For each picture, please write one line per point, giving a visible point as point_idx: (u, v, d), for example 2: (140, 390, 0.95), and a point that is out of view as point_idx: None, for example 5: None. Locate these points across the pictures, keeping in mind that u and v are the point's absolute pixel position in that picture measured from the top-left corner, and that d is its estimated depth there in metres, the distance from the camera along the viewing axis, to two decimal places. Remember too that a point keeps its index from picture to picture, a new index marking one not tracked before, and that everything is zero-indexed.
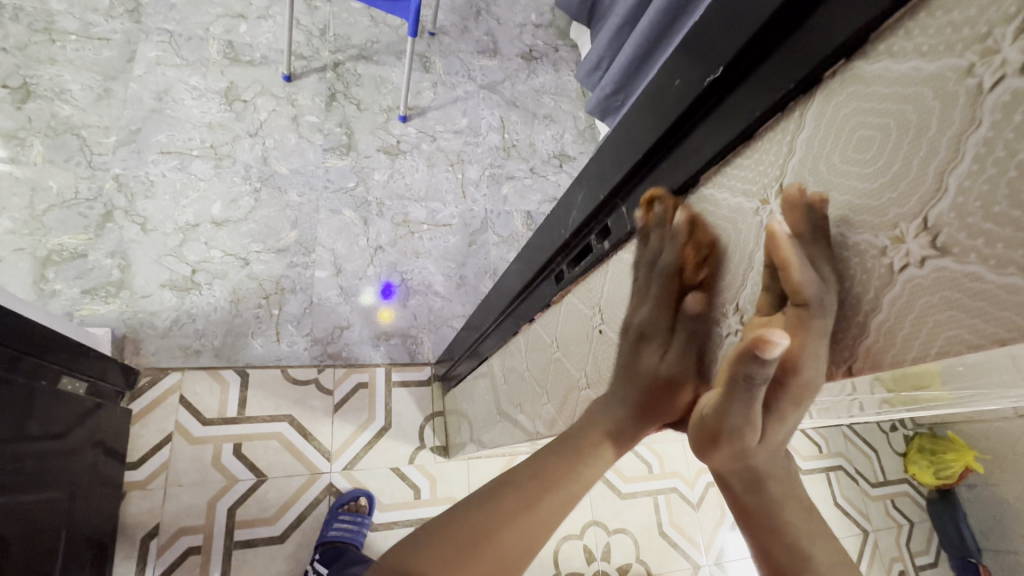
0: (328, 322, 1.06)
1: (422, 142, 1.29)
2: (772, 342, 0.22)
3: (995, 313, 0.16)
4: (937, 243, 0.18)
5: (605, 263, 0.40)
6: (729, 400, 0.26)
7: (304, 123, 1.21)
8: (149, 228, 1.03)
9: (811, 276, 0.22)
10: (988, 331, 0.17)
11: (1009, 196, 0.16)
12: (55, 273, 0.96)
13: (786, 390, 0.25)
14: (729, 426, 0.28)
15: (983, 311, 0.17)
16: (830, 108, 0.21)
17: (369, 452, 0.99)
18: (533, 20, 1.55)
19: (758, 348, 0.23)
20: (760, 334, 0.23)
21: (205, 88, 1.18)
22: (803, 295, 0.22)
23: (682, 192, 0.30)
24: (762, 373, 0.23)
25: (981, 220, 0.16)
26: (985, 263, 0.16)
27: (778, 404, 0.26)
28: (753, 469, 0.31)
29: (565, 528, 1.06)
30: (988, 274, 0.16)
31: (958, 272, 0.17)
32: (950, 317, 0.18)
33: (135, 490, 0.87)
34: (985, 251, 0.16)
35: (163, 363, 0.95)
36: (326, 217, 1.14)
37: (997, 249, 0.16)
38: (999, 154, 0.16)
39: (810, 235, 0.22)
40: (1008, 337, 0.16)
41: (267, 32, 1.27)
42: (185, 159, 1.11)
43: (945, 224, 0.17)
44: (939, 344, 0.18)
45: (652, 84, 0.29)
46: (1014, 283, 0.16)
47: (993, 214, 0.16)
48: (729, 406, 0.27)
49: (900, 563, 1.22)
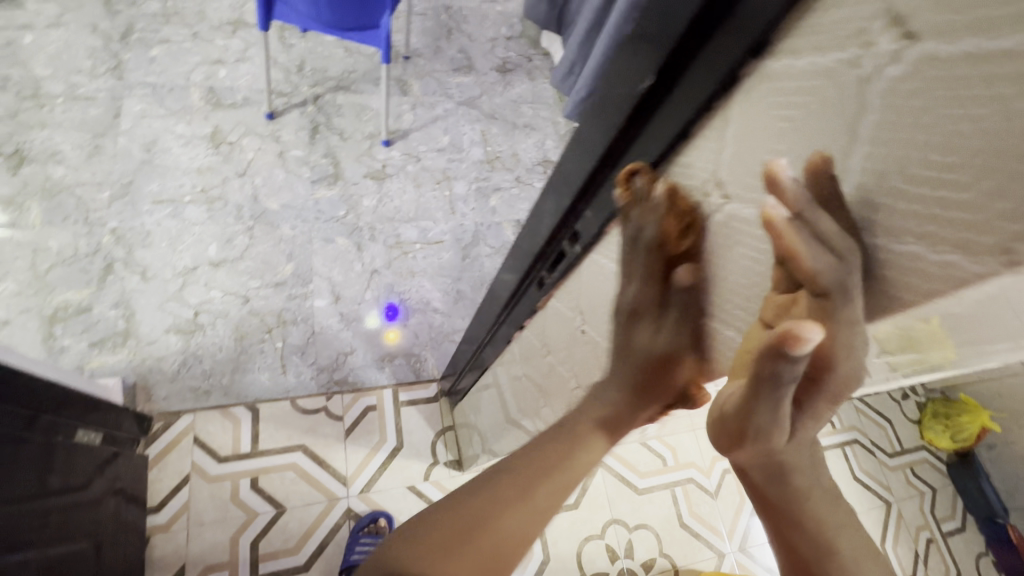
0: (331, 350, 1.07)
1: (407, 163, 1.32)
2: (805, 339, 0.21)
3: (898, 281, 0.19)
4: (847, 220, 0.20)
5: (579, 265, 0.42)
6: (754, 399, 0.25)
7: (290, 157, 1.24)
8: (149, 276, 1.06)
9: (827, 261, 0.20)
10: (894, 297, 0.19)
11: (898, 172, 0.17)
12: (62, 329, 0.98)
13: (826, 390, 0.24)
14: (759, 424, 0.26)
15: (889, 281, 0.19)
16: (749, 105, 0.23)
17: (384, 474, 1.00)
18: (503, 33, 1.58)
19: (791, 347, 0.21)
20: (791, 330, 0.21)
21: (191, 135, 1.21)
22: (822, 284, 0.20)
23: (635, 193, 0.32)
24: (794, 373, 0.22)
25: (878, 197, 0.18)
26: (886, 236, 0.18)
27: (814, 404, 0.25)
28: (780, 465, 0.29)
29: (586, 529, 1.07)
30: (890, 246, 0.19)
31: (867, 246, 0.20)
32: (867, 287, 0.20)
33: (159, 533, 0.89)
34: (885, 225, 0.18)
35: (174, 407, 0.97)
36: (320, 247, 1.17)
37: (893, 223, 0.18)
38: (886, 136, 0.18)
39: (815, 209, 0.20)
40: (912, 302, 0.19)
41: (246, 74, 1.31)
42: (178, 206, 1.13)
43: (851, 203, 0.19)
44: (862, 311, 0.21)
45: (598, 94, 0.31)
46: (911, 251, 0.18)
47: (888, 190, 0.18)
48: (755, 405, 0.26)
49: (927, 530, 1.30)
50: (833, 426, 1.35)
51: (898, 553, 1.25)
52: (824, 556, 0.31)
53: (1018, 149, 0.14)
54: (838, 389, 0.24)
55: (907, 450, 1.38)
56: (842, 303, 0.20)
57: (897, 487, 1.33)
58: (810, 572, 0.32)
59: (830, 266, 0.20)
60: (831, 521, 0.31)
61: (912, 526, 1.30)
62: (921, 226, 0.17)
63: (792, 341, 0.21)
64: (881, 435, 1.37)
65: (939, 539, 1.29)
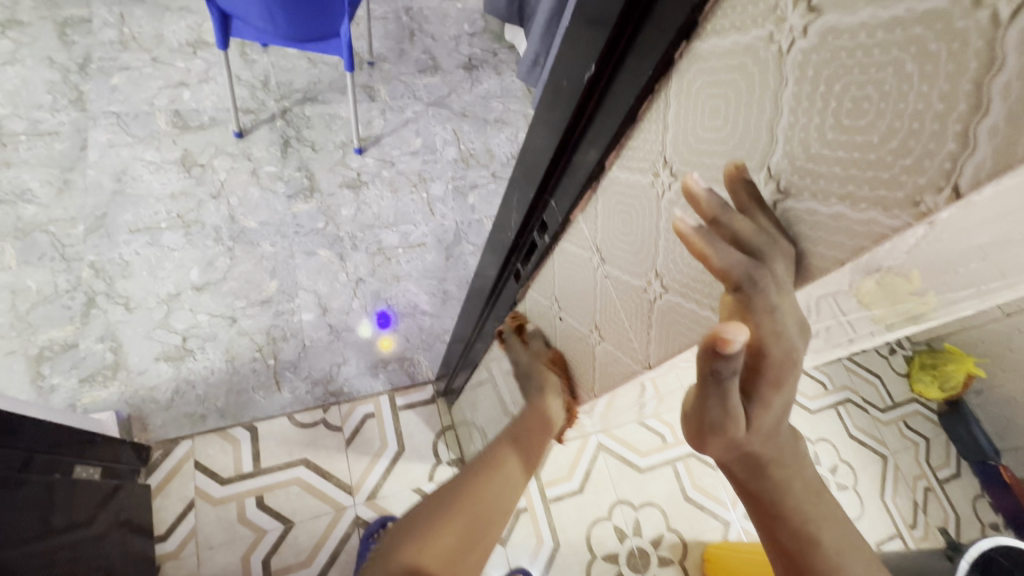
0: (324, 362, 1.08)
1: (382, 169, 1.32)
2: (730, 338, 0.22)
3: (832, 239, 0.20)
4: (781, 187, 0.22)
5: (551, 255, 0.43)
6: (704, 398, 0.26)
7: (263, 174, 1.24)
8: (133, 306, 1.05)
9: (733, 256, 0.23)
10: (830, 256, 0.21)
11: (818, 137, 0.19)
12: (50, 368, 0.98)
13: (764, 375, 0.26)
14: (710, 422, 0.27)
15: (824, 240, 0.21)
16: (684, 85, 0.24)
17: (388, 479, 1.01)
18: (466, 29, 1.58)
19: (718, 346, 0.23)
20: (716, 331, 0.23)
21: (161, 161, 1.20)
22: (732, 276, 0.23)
23: (593, 181, 0.33)
24: (728, 368, 0.23)
25: (805, 162, 0.20)
26: (816, 197, 0.20)
27: (757, 390, 0.26)
28: (751, 456, 0.32)
29: (593, 512, 1.09)
30: (821, 206, 0.20)
31: (801, 209, 0.21)
32: (807, 249, 0.22)
33: (169, 561, 0.89)
34: (814, 188, 0.20)
35: (172, 434, 0.96)
36: (302, 260, 1.16)
37: (819, 186, 0.20)
38: (804, 105, 0.20)
39: (721, 212, 0.23)
40: (846, 259, 0.20)
41: (210, 94, 1.30)
42: (155, 233, 1.13)
43: (782, 170, 0.21)
44: (805, 272, 0.22)
45: (548, 89, 0.32)
46: (837, 210, 0.20)
47: (812, 153, 0.20)
48: (706, 405, 0.26)
49: (924, 480, 1.34)
50: (825, 387, 1.38)
51: (898, 505, 1.28)
52: (808, 543, 0.33)
53: (915, 106, 0.16)
54: (774, 373, 0.26)
55: (900, 403, 1.40)
56: (754, 291, 0.23)
57: (892, 439, 1.37)
58: (793, 556, 0.34)
59: (740, 261, 0.23)
60: (804, 492, 0.34)
61: (911, 476, 1.34)
62: (843, 186, 0.19)
63: (720, 343, 0.22)
64: (872, 391, 1.41)
65: (937, 486, 1.33)
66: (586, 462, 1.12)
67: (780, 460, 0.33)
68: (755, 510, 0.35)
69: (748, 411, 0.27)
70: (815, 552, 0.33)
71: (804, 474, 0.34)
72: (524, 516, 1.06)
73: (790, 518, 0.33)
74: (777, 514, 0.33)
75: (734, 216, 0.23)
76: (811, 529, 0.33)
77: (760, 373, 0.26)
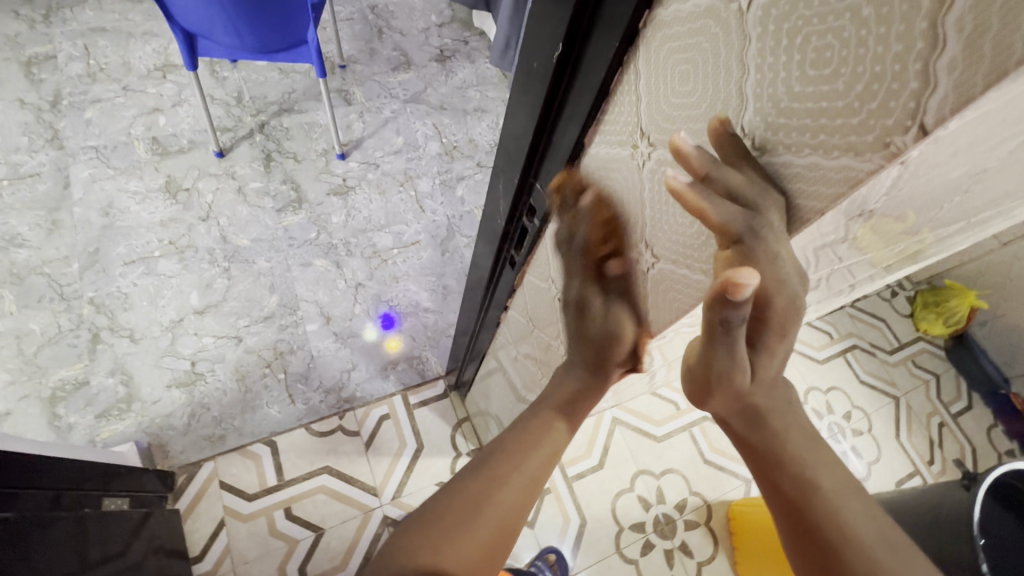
0: (334, 370, 1.09)
1: (367, 172, 1.31)
2: (742, 283, 0.24)
3: (812, 190, 0.21)
4: (757, 144, 0.22)
5: (542, 238, 0.43)
6: (715, 347, 0.31)
7: (249, 191, 1.23)
8: (138, 337, 1.06)
9: (730, 210, 0.23)
10: (812, 206, 0.21)
11: (785, 91, 0.20)
12: (65, 407, 0.98)
13: (767, 327, 0.31)
14: (718, 369, 0.32)
15: (805, 191, 0.21)
16: (652, 54, 0.25)
17: (411, 476, 1.02)
18: (434, 21, 1.56)
19: (730, 292, 0.24)
20: (727, 278, 0.24)
21: (146, 190, 1.20)
22: (731, 230, 0.24)
23: (574, 160, 0.33)
24: (738, 314, 0.26)
25: (777, 117, 0.21)
26: (791, 151, 0.21)
27: (762, 341, 0.32)
28: (753, 407, 0.36)
29: (615, 486, 1.10)
30: (796, 159, 0.21)
31: (778, 163, 0.22)
32: (789, 202, 0.22)
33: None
34: (787, 141, 0.21)
35: (194, 458, 0.98)
36: (299, 272, 1.17)
37: (792, 138, 0.20)
38: (768, 60, 0.20)
39: (713, 168, 0.24)
40: (826, 207, 0.21)
41: (186, 117, 1.29)
42: (150, 262, 1.13)
43: (756, 128, 0.22)
44: (789, 224, 0.22)
45: (520, 72, 0.33)
46: (813, 160, 0.20)
47: (782, 108, 0.20)
48: (715, 352, 0.31)
49: (938, 416, 1.34)
50: (831, 337, 1.39)
51: (914, 443, 1.30)
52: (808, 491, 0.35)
53: (874, 49, 0.17)
54: (777, 322, 0.30)
55: (908, 344, 1.42)
56: (753, 240, 0.24)
57: (903, 380, 1.36)
58: (796, 505, 0.35)
59: (737, 214, 0.23)
60: (804, 443, 0.36)
61: (924, 414, 1.33)
62: (815, 137, 0.19)
63: (733, 287, 0.24)
64: (878, 335, 1.41)
65: (950, 421, 1.33)
66: (603, 438, 1.14)
67: (779, 412, 0.36)
68: (756, 462, 0.37)
69: (754, 358, 0.33)
70: (817, 501, 0.35)
71: (802, 424, 0.37)
72: (548, 497, 1.08)
73: (790, 466, 0.36)
74: (778, 462, 0.36)
75: (725, 171, 0.23)
76: (808, 474, 0.36)
77: (766, 321, 0.31)
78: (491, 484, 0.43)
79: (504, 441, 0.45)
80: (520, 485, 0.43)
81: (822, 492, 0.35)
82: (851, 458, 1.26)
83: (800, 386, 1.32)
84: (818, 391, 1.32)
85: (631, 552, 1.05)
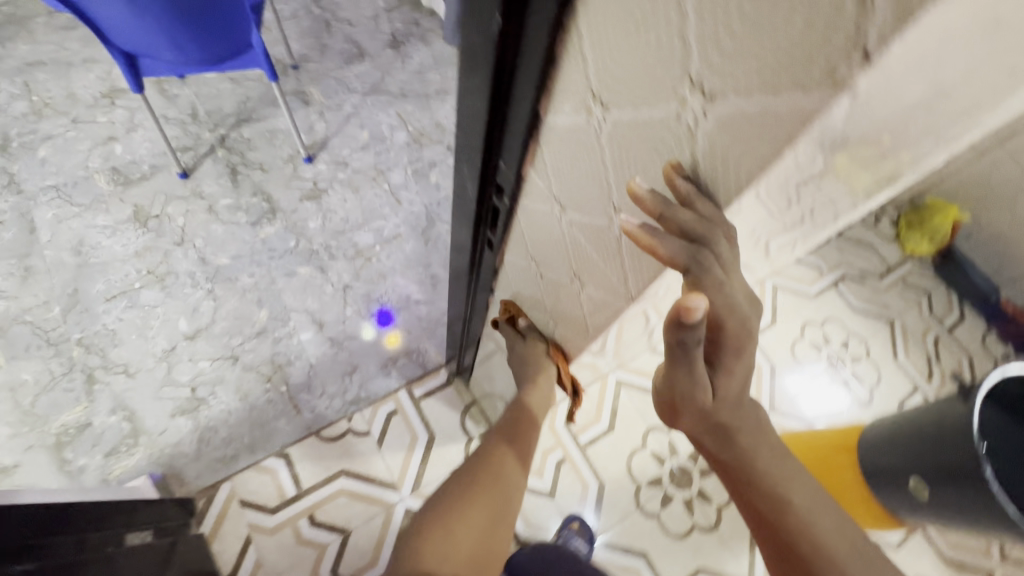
0: (335, 374, 1.09)
1: (338, 172, 1.29)
2: (692, 308, 0.28)
3: (761, 132, 0.21)
4: (707, 94, 0.22)
5: (514, 216, 0.42)
6: (676, 365, 0.37)
7: (221, 209, 1.21)
8: (133, 371, 1.05)
9: (676, 247, 0.28)
10: (762, 149, 0.21)
11: (727, 32, 0.20)
12: (72, 451, 0.98)
13: (721, 349, 0.39)
14: (682, 391, 0.40)
15: (756, 135, 0.21)
16: (593, 14, 0.24)
17: (427, 466, 1.03)
18: (381, 6, 1.51)
19: (684, 317, 0.28)
20: (681, 304, 0.28)
21: (115, 222, 1.17)
22: (678, 262, 0.28)
23: (533, 133, 0.33)
24: (692, 337, 0.30)
25: (722, 61, 0.20)
26: (740, 95, 0.21)
27: (720, 361, 0.40)
28: (721, 428, 0.45)
29: (628, 446, 1.12)
30: (745, 102, 0.21)
31: (728, 110, 0.21)
32: (740, 149, 0.22)
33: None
34: (734, 85, 0.21)
35: (210, 481, 0.98)
36: (285, 283, 1.16)
37: (739, 81, 0.20)
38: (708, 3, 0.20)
39: (665, 209, 0.27)
40: (778, 149, 0.20)
41: (143, 142, 1.25)
42: (132, 295, 1.11)
43: (704, 76, 0.21)
44: (745, 170, 0.22)
45: (463, 51, 0.32)
46: (761, 101, 0.20)
47: (726, 50, 0.20)
48: (677, 371, 0.37)
49: (933, 332, 1.37)
50: (820, 271, 1.41)
51: (912, 362, 1.32)
52: (779, 504, 0.46)
53: None
54: (732, 339, 0.37)
55: (896, 266, 1.44)
56: (699, 270, 0.28)
57: (896, 302, 1.39)
58: (772, 517, 0.46)
59: (680, 249, 0.28)
60: (768, 457, 0.48)
61: (920, 331, 1.36)
62: (760, 77, 0.19)
63: (684, 313, 0.28)
64: (867, 262, 1.43)
65: (946, 334, 1.36)
66: (610, 401, 1.16)
67: (745, 432, 0.47)
68: (731, 476, 0.48)
69: (715, 379, 0.41)
70: (786, 509, 0.46)
71: (766, 442, 0.48)
72: (564, 466, 1.09)
73: (759, 479, 0.47)
74: (750, 479, 0.47)
75: (677, 211, 0.27)
76: (780, 489, 0.47)
77: (720, 345, 0.38)
78: (476, 482, 0.59)
79: (476, 457, 0.64)
80: (494, 481, 0.60)
81: (790, 503, 0.46)
82: (853, 384, 1.28)
83: (795, 323, 1.34)
84: (813, 325, 1.34)
85: (652, 507, 1.07)
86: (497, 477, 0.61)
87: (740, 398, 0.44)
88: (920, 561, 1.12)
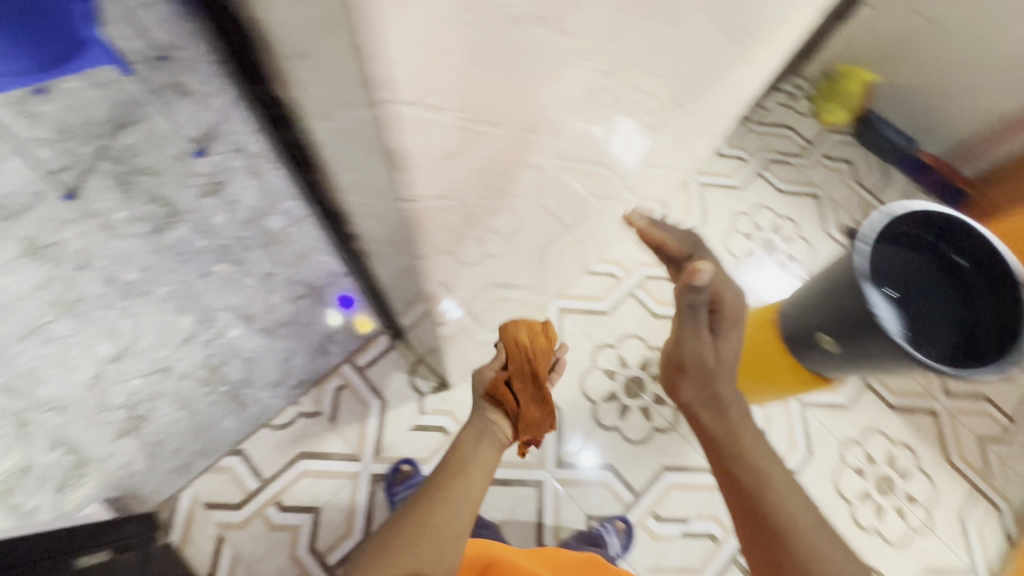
0: (274, 363, 1.07)
1: (234, 160, 1.23)
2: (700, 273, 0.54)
3: None
4: None
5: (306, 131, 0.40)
6: (683, 322, 0.58)
7: (117, 223, 1.15)
8: (64, 405, 1.02)
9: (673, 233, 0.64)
10: None
11: None
12: (19, 496, 0.96)
13: (721, 314, 0.59)
14: (693, 354, 0.58)
15: None
16: None
17: (385, 430, 1.05)
18: None
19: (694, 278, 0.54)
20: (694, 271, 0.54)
21: (6, 260, 1.11)
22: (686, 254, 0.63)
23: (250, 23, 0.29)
24: (698, 300, 0.56)
25: None
26: None
27: (721, 327, 0.59)
28: (715, 393, 0.58)
29: (579, 368, 1.14)
30: None
31: None
32: None
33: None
34: None
35: (168, 492, 0.97)
36: (202, 284, 1.12)
37: None
38: None
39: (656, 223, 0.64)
40: None
41: (16, 171, 1.17)
42: (44, 330, 1.07)
43: None
44: None
45: None
46: None
47: None
48: (686, 333, 0.58)
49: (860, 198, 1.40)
50: (743, 159, 1.40)
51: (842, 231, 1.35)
52: (757, 484, 0.56)
53: None
54: (727, 312, 0.59)
55: (817, 140, 1.44)
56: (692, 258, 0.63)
57: (821, 176, 1.40)
58: (735, 477, 0.57)
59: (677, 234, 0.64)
60: (750, 433, 0.58)
61: (846, 200, 1.38)
62: None
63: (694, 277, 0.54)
64: (787, 141, 1.43)
65: (870, 198, 1.40)
66: (555, 328, 1.16)
67: (734, 404, 0.59)
68: (716, 455, 0.59)
69: (715, 337, 0.58)
70: (753, 473, 0.56)
71: (747, 422, 0.59)
72: None
73: (748, 461, 0.57)
74: (734, 456, 0.57)
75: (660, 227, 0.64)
76: (749, 456, 0.57)
77: (721, 314, 0.59)
78: (434, 500, 0.61)
79: (440, 470, 0.66)
80: (452, 498, 0.61)
81: (770, 481, 0.56)
82: (790, 265, 1.29)
83: (728, 215, 1.32)
84: (745, 214, 1.33)
85: (610, 421, 1.10)
86: (456, 493, 0.62)
87: (732, 362, 0.59)
88: (872, 415, 1.17)
